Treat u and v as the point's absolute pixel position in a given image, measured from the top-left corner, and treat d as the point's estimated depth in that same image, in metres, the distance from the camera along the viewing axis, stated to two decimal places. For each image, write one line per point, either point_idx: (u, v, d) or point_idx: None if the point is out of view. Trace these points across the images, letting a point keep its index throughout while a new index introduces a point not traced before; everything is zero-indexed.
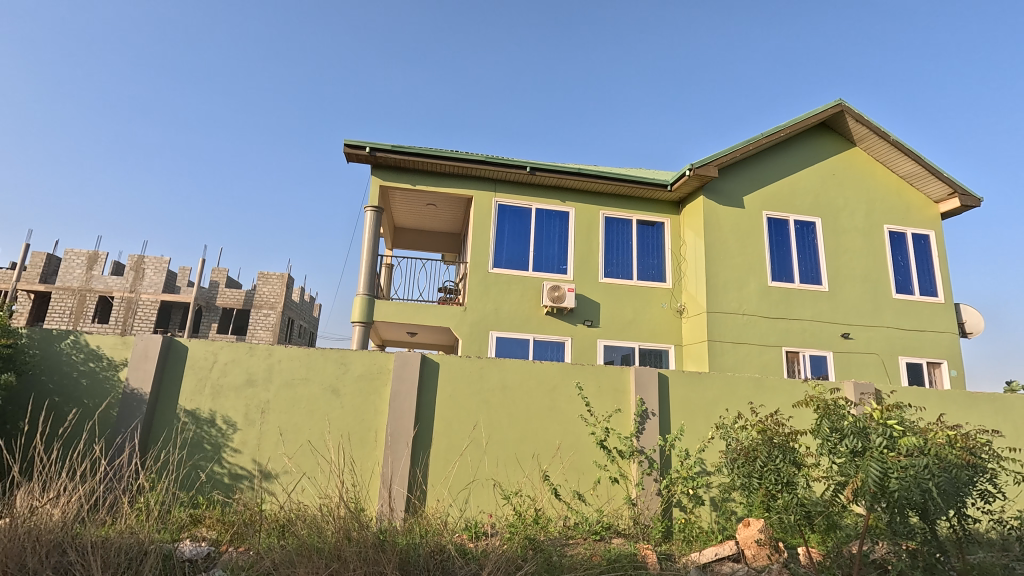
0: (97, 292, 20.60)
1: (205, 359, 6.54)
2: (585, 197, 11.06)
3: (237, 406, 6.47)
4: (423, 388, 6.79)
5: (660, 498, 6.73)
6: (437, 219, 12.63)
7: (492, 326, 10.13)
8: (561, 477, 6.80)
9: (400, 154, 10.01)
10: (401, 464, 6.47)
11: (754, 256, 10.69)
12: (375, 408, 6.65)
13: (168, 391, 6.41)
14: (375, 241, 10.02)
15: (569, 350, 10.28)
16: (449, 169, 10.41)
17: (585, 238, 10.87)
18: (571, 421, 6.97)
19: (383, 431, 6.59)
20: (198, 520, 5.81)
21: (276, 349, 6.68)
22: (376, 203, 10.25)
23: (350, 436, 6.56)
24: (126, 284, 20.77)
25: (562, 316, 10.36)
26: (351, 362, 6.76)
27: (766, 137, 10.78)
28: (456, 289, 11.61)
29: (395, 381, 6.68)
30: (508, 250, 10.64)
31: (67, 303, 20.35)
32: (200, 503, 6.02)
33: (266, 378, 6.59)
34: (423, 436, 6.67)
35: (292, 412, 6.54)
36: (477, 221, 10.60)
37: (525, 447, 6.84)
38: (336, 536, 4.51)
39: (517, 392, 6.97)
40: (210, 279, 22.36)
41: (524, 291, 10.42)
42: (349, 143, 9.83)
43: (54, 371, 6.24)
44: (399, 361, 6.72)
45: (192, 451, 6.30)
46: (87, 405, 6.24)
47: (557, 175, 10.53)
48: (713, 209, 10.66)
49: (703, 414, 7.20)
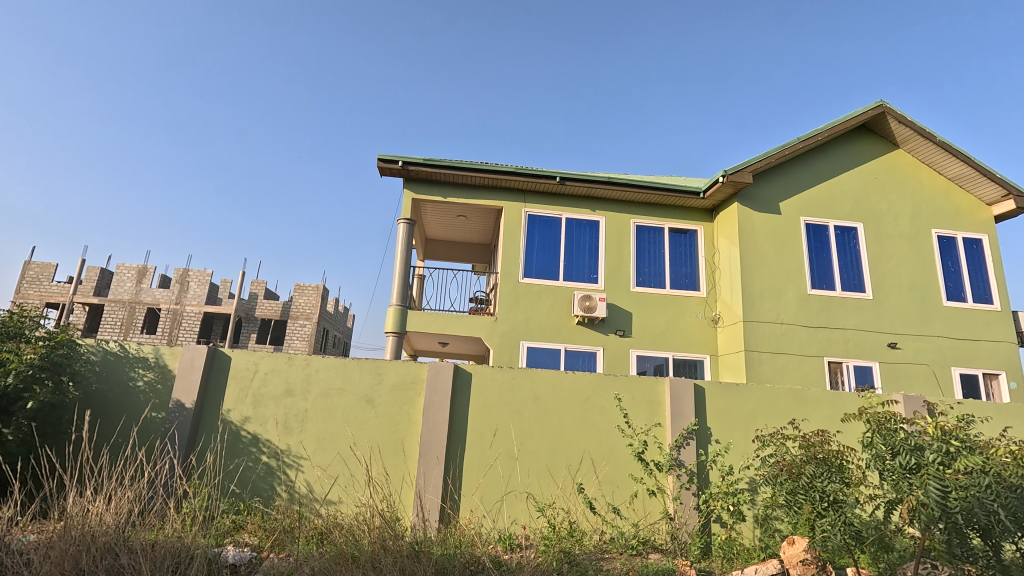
0: (145, 304, 21.59)
1: (247, 369, 6.76)
2: (615, 206, 10.99)
3: (277, 416, 6.65)
4: (455, 398, 6.82)
5: (698, 513, 6.55)
6: (468, 230, 12.77)
7: (523, 336, 10.12)
8: (596, 490, 6.70)
9: (431, 167, 10.18)
10: (434, 474, 6.50)
11: (792, 264, 10.37)
12: (408, 419, 6.73)
13: (212, 401, 6.64)
14: (407, 253, 10.19)
15: (601, 360, 10.17)
16: (479, 181, 10.52)
17: (616, 247, 10.79)
18: (605, 433, 6.88)
19: (416, 442, 6.65)
20: (239, 526, 5.97)
21: (313, 360, 6.84)
22: (408, 216, 10.43)
23: (383, 445, 6.65)
24: (172, 297, 21.73)
25: (593, 326, 10.28)
26: (384, 373, 6.87)
27: (802, 142, 10.50)
28: (486, 299, 11.67)
29: (428, 391, 6.74)
30: (539, 260, 10.64)
31: (118, 314, 21.42)
32: (242, 509, 6.20)
33: (303, 388, 6.76)
34: (454, 447, 6.69)
35: (328, 421, 6.68)
36: (508, 232, 10.65)
37: (558, 459, 6.78)
38: (373, 545, 4.54)
39: (549, 403, 6.93)
40: (250, 291, 23.12)
41: (554, 301, 10.39)
42: (382, 158, 10.07)
43: (108, 379, 6.54)
44: (431, 371, 6.79)
45: (232, 456, 6.49)
46: (135, 412, 6.51)
47: (587, 185, 10.50)
48: (747, 215, 10.41)
49: (741, 426, 6.99)
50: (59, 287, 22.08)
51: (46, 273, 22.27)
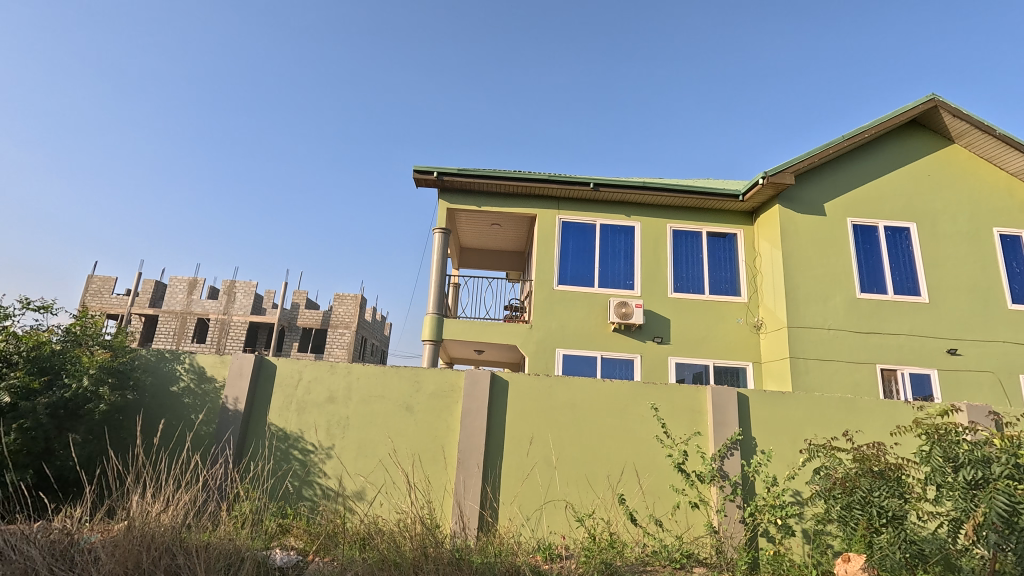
0: (195, 314, 22.62)
1: (291, 376, 6.99)
2: (650, 211, 10.85)
3: (320, 422, 6.83)
4: (492, 406, 6.84)
5: (744, 527, 6.33)
6: (502, 238, 12.86)
7: (558, 344, 10.06)
8: (637, 501, 6.57)
9: (465, 177, 10.31)
10: (474, 481, 6.52)
11: (839, 267, 9.96)
12: (446, 426, 6.79)
13: (259, 407, 6.86)
14: (443, 261, 10.33)
15: (638, 368, 10.01)
16: (513, 189, 10.58)
17: (652, 253, 10.62)
18: (645, 443, 6.76)
19: (455, 449, 6.70)
20: (286, 530, 6.11)
21: (354, 368, 7.01)
22: (443, 225, 10.59)
23: (423, 453, 6.72)
24: (220, 307, 22.69)
25: (630, 333, 10.13)
26: (423, 380, 6.97)
27: (847, 140, 10.11)
28: (521, 307, 11.68)
29: (465, 398, 6.79)
30: (573, 267, 10.59)
31: (171, 324, 22.50)
32: (288, 514, 6.36)
33: (345, 395, 6.92)
34: (491, 454, 6.69)
35: (369, 428, 6.81)
36: (542, 239, 10.65)
37: (596, 469, 6.69)
38: (414, 552, 4.59)
39: (587, 411, 6.86)
40: (292, 301, 23.91)
41: (589, 308, 10.30)
42: (417, 170, 10.27)
43: (161, 386, 6.83)
44: (469, 380, 6.84)
45: (280, 461, 6.69)
46: (190, 419, 6.77)
47: (621, 190, 10.39)
48: (790, 217, 10.08)
49: (788, 436, 6.74)
50: (119, 298, 23.42)
51: (106, 286, 23.68)
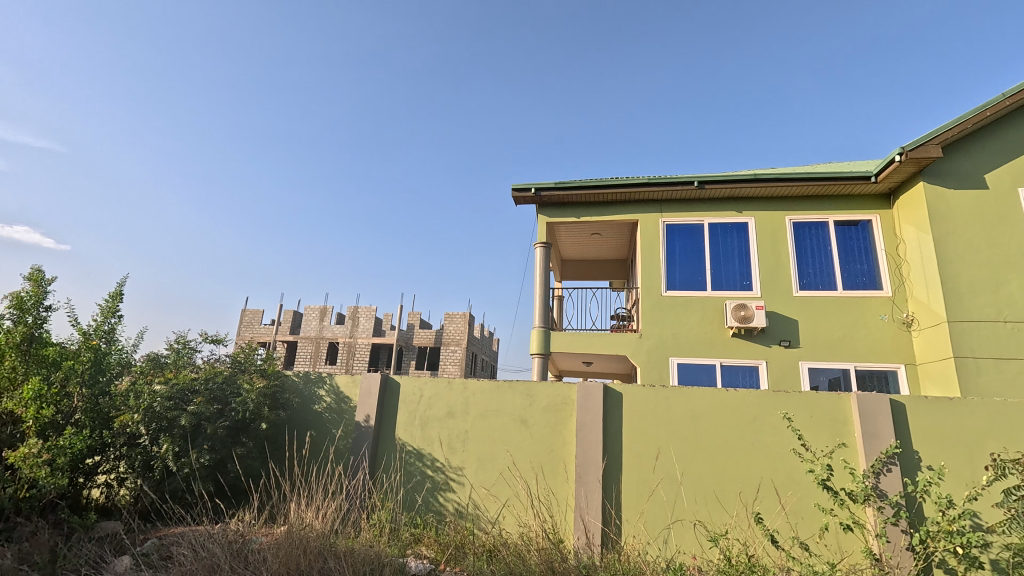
0: (327, 339, 25.06)
1: (414, 393, 7.44)
2: (765, 205, 10.04)
3: (441, 436, 7.17)
4: (608, 419, 6.69)
5: (913, 556, 5.54)
6: (603, 248, 12.68)
7: (672, 352, 9.60)
8: (777, 523, 6.03)
9: (563, 189, 10.36)
10: (595, 496, 6.41)
11: (1011, 247, 8.41)
12: (562, 440, 6.77)
13: (387, 423, 7.39)
14: (546, 275, 10.42)
15: (764, 375, 9.21)
16: (612, 196, 10.42)
17: (771, 249, 9.80)
18: (781, 458, 6.21)
19: (573, 463, 6.64)
20: (418, 539, 6.41)
21: (470, 383, 7.29)
22: (544, 239, 10.70)
23: (541, 467, 6.76)
24: (347, 331, 24.91)
25: (751, 337, 9.39)
26: (536, 394, 7.03)
27: (1008, 98, 8.58)
28: (629, 316, 11.37)
29: (579, 412, 6.72)
30: (682, 271, 10.10)
31: (308, 349, 25.15)
32: (419, 523, 6.69)
33: (463, 410, 7.21)
34: (610, 469, 6.54)
35: (487, 442, 7.01)
36: (647, 244, 10.31)
37: (728, 486, 6.25)
38: (540, 566, 4.59)
39: (710, 423, 6.44)
40: (408, 322, 25.56)
41: (704, 313, 9.72)
42: (515, 188, 10.53)
43: (305, 405, 7.63)
44: (581, 393, 6.77)
45: (409, 474, 7.12)
46: (331, 435, 7.46)
47: (730, 185, 9.75)
48: (939, 195, 8.74)
49: (962, 450, 5.76)
50: (266, 328, 26.73)
51: (256, 317, 27.17)
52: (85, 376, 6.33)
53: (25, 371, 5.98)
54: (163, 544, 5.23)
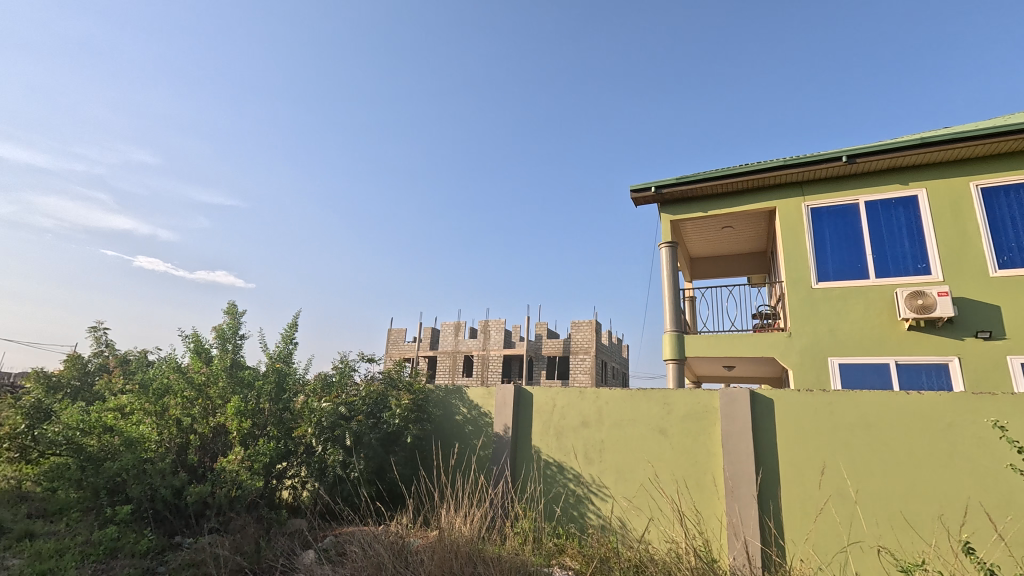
0: (462, 352, 26.47)
1: (547, 403, 7.53)
2: (939, 173, 8.49)
3: (577, 447, 7.14)
4: (758, 428, 6.10)
5: None
6: (737, 241, 11.72)
7: (831, 352, 8.45)
8: (995, 555, 4.95)
9: (685, 184, 9.80)
10: (750, 513, 5.86)
11: None
12: (707, 451, 6.32)
13: (524, 433, 7.56)
14: (674, 276, 9.90)
15: (957, 375, 7.69)
16: (742, 185, 9.59)
17: (953, 224, 8.21)
18: (993, 475, 5.12)
19: (722, 477, 6.16)
20: (561, 550, 6.40)
21: (602, 392, 7.17)
22: (670, 238, 10.19)
23: (686, 480, 6.37)
24: (480, 344, 26.05)
25: (935, 330, 7.91)
26: (674, 402, 6.68)
27: None
28: (773, 314, 10.31)
29: (724, 420, 6.23)
30: (836, 259, 8.91)
31: (446, 362, 26.80)
32: (561, 534, 6.70)
33: (597, 420, 7.10)
34: (767, 482, 5.94)
35: (625, 452, 6.82)
36: (789, 233, 9.29)
37: (920, 507, 5.30)
38: None
39: (891, 433, 5.55)
40: (535, 333, 26.01)
41: (868, 305, 8.42)
42: (634, 189, 10.21)
43: (447, 417, 8.14)
44: (725, 400, 6.28)
45: (549, 483, 7.19)
46: (472, 444, 7.84)
47: (889, 155, 8.40)
48: None
49: None
50: (408, 344, 29.08)
51: (400, 335, 29.73)
52: (272, 395, 7.46)
53: (231, 390, 7.33)
54: (337, 542, 5.87)
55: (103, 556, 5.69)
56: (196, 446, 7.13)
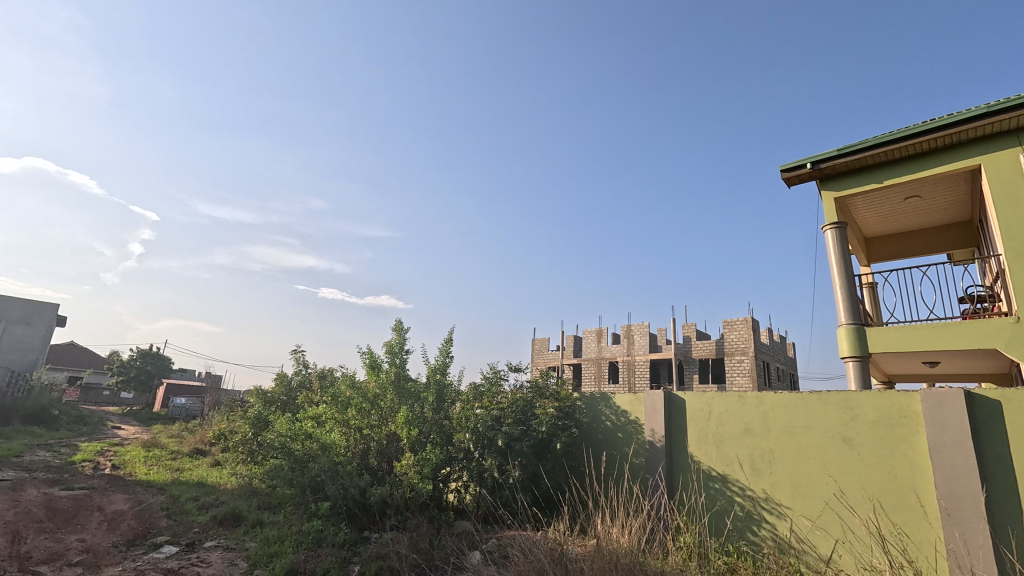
0: (607, 358, 25.84)
1: (702, 409, 7.04)
2: None
3: (741, 457, 6.53)
4: (981, 436, 4.98)
5: None
6: (928, 213, 9.79)
7: None
8: None
9: (850, 155, 8.37)
10: (981, 542, 4.76)
11: None
12: (911, 464, 5.32)
13: (678, 441, 7.16)
14: (846, 262, 8.51)
15: None
16: (929, 144, 7.82)
17: None
18: None
19: (934, 495, 5.13)
20: (733, 569, 5.79)
21: (766, 396, 6.51)
22: (835, 220, 8.78)
23: (884, 497, 5.43)
24: (625, 349, 25.19)
25: None
26: (859, 407, 5.78)
27: None
28: (990, 296, 8.34)
29: (931, 426, 5.20)
30: None
31: (591, 369, 26.57)
32: (732, 552, 6.11)
33: (763, 427, 6.44)
34: (1005, 505, 4.78)
35: (801, 464, 6.05)
36: (1006, 194, 7.14)
37: None
38: None
39: None
40: (684, 335, 24.51)
41: None
42: (784, 169, 9.01)
43: (596, 424, 8.08)
44: (930, 403, 5.25)
45: (710, 496, 6.70)
46: (624, 452, 7.65)
47: None
48: None
49: None
50: (553, 353, 29.49)
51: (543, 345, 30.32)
52: (433, 403, 8.16)
53: (399, 401, 8.20)
54: (500, 545, 6.13)
55: (313, 545, 6.68)
56: (376, 451, 8.07)
